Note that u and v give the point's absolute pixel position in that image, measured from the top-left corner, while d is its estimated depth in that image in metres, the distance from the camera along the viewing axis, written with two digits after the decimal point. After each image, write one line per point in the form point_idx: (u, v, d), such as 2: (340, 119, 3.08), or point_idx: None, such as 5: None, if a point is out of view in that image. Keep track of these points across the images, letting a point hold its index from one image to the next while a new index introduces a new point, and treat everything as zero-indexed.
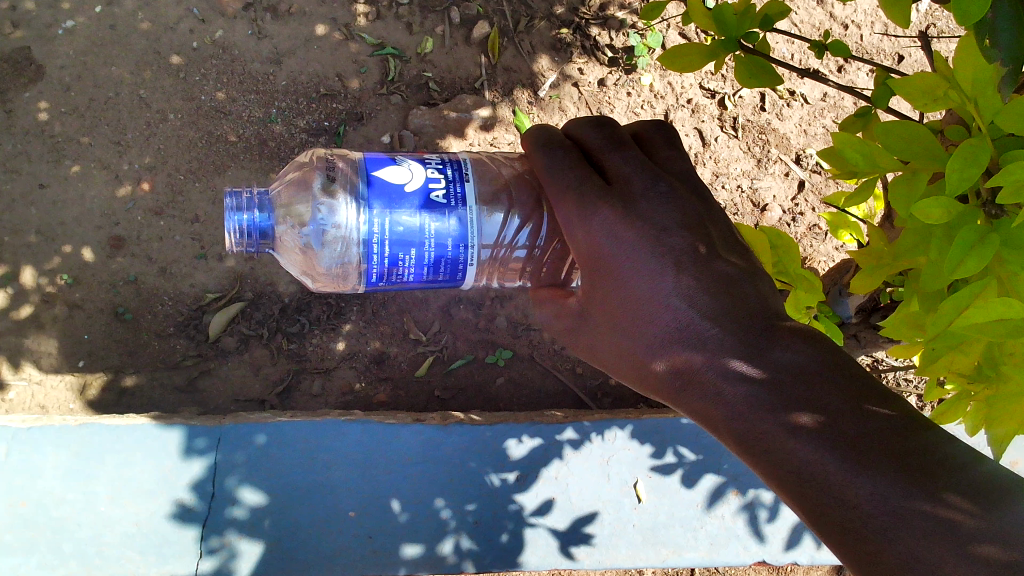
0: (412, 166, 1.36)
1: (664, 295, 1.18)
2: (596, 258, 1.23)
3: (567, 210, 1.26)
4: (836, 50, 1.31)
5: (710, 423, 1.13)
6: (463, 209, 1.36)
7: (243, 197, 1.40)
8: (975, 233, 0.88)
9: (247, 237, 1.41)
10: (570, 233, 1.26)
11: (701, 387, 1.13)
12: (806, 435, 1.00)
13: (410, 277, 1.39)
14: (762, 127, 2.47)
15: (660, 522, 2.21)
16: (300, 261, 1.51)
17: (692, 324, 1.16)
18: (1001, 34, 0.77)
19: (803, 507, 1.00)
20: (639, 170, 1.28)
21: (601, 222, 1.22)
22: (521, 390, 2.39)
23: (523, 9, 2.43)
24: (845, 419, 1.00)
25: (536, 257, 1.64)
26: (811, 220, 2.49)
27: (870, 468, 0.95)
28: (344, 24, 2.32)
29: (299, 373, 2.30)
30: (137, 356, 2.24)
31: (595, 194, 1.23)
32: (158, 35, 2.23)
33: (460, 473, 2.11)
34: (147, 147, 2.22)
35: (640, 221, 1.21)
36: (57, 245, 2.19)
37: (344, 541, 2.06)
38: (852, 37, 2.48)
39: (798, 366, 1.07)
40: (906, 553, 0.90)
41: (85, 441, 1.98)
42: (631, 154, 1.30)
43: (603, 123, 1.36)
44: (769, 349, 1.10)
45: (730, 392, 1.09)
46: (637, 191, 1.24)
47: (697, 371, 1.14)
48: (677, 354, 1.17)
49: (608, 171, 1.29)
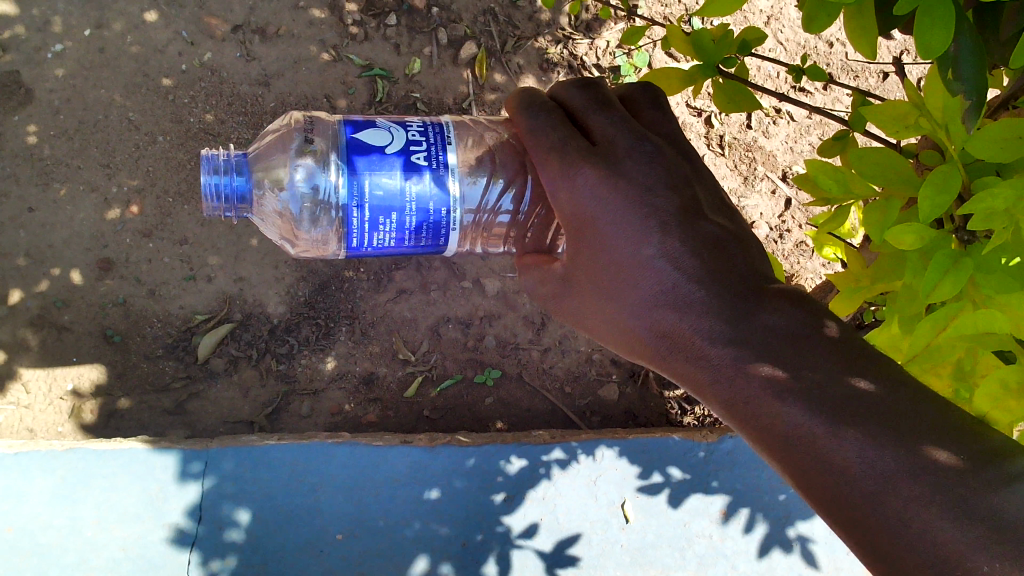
0: (392, 129, 1.37)
1: (649, 256, 1.19)
2: (579, 220, 1.24)
3: (550, 174, 1.26)
4: (813, 74, 1.32)
5: (695, 387, 1.14)
6: (445, 171, 1.37)
7: (220, 160, 1.42)
8: (947, 258, 0.89)
9: (224, 200, 1.42)
10: (555, 196, 1.26)
11: (687, 351, 1.14)
12: (792, 397, 1.00)
13: (392, 242, 1.40)
14: (749, 145, 2.47)
15: (647, 542, 2.23)
16: (279, 225, 1.54)
17: (676, 286, 1.17)
18: (963, 67, 0.82)
19: (790, 471, 1.00)
20: (625, 131, 1.27)
21: (585, 182, 1.22)
22: (510, 409, 2.40)
23: (510, 29, 2.46)
24: (831, 377, 1.00)
25: (519, 222, 1.65)
26: (798, 237, 2.52)
27: (856, 428, 0.95)
28: (333, 45, 2.33)
29: (288, 395, 2.30)
30: (126, 379, 2.24)
31: (578, 155, 1.24)
32: (147, 57, 2.22)
33: (448, 494, 2.11)
34: (136, 169, 2.22)
35: (627, 183, 1.22)
36: (46, 268, 2.18)
37: (332, 562, 2.07)
38: (837, 54, 2.50)
39: (786, 330, 1.08)
40: (893, 518, 0.89)
41: (72, 465, 1.96)
42: (616, 115, 1.30)
43: (589, 84, 1.36)
44: (758, 311, 1.11)
45: (716, 355, 1.10)
46: (621, 151, 1.25)
47: (682, 334, 1.15)
48: (662, 317, 1.18)
49: (594, 131, 1.29)
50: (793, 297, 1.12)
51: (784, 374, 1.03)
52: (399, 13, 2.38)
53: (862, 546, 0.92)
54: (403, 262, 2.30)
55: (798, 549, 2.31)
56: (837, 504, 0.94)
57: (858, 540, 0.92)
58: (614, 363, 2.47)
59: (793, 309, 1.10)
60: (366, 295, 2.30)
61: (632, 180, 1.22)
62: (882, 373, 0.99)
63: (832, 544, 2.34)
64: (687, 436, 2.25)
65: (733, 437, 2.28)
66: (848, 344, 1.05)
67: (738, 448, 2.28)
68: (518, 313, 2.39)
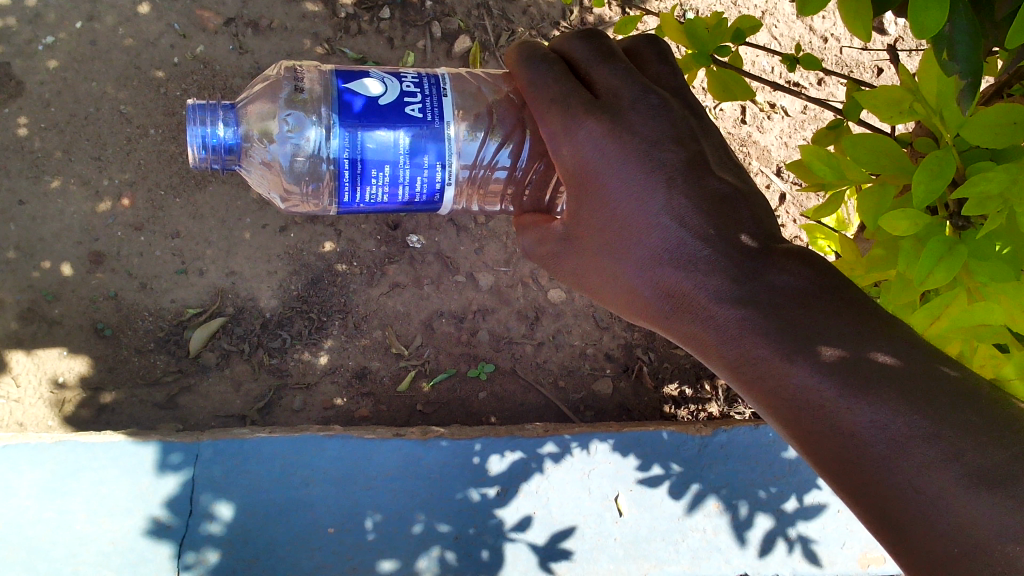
0: (386, 80, 1.37)
1: (653, 214, 1.21)
2: (582, 173, 1.26)
3: (551, 125, 1.27)
4: (809, 63, 1.30)
5: (699, 347, 1.18)
6: (441, 124, 1.36)
7: (207, 111, 1.40)
8: (942, 243, 0.88)
9: (211, 151, 1.42)
10: (556, 149, 1.28)
11: (692, 310, 1.17)
12: (803, 360, 1.03)
13: (386, 197, 1.41)
14: (744, 140, 2.45)
15: (641, 536, 2.21)
16: (268, 177, 1.55)
17: (681, 244, 1.19)
18: (958, 47, 0.80)
19: (796, 433, 1.05)
20: (629, 82, 1.28)
21: (586, 136, 1.24)
22: (503, 404, 2.39)
23: (505, 23, 2.46)
24: (842, 339, 1.03)
25: (517, 178, 1.67)
26: (794, 231, 2.51)
27: (868, 394, 0.98)
28: (326, 39, 2.33)
29: (281, 388, 2.29)
30: (117, 373, 2.22)
31: (581, 108, 1.24)
32: (139, 50, 2.21)
33: (442, 488, 2.10)
34: (127, 162, 2.20)
35: (629, 136, 1.23)
36: (35, 261, 2.17)
37: (323, 558, 2.05)
38: (831, 50, 2.50)
39: (795, 288, 1.11)
40: (905, 482, 0.94)
41: (62, 458, 1.95)
42: (619, 65, 1.31)
43: (592, 35, 1.36)
44: (764, 272, 1.13)
45: (722, 316, 1.13)
46: (626, 103, 1.26)
47: (687, 295, 1.18)
48: (667, 277, 1.20)
49: (596, 82, 1.30)
50: (801, 256, 1.15)
51: (794, 335, 1.06)
52: (393, 7, 2.38)
53: (867, 509, 0.97)
54: (397, 256, 2.31)
55: (783, 545, 2.29)
56: (844, 468, 0.99)
57: (866, 507, 0.97)
58: (607, 358, 2.47)
59: (802, 268, 1.12)
60: (359, 289, 2.30)
61: (636, 133, 1.24)
62: (889, 334, 1.03)
63: (825, 540, 2.32)
64: (681, 428, 2.26)
65: (726, 432, 2.28)
66: (857, 305, 1.07)
67: (730, 442, 2.28)
68: (512, 308, 2.38)
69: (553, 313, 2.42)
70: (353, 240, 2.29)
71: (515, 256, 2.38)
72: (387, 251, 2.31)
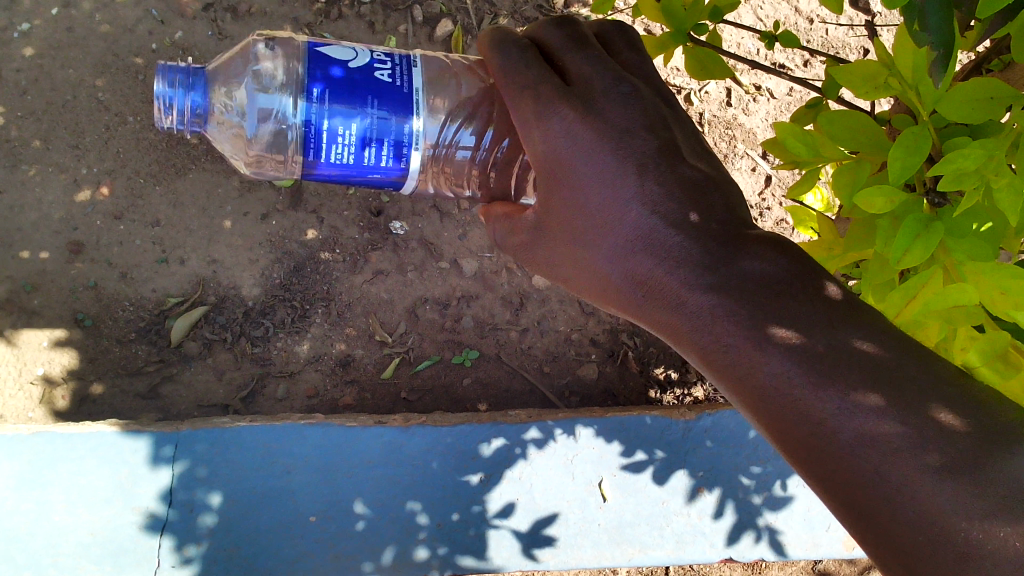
0: (357, 47, 1.36)
1: (626, 200, 1.20)
2: (554, 163, 1.24)
3: (523, 114, 1.25)
4: (787, 39, 1.28)
5: (671, 335, 1.16)
6: (409, 90, 1.35)
7: (177, 71, 1.38)
8: (917, 221, 0.87)
9: (176, 111, 1.39)
10: (528, 138, 1.25)
11: (664, 298, 1.16)
12: (773, 347, 1.02)
13: (351, 159, 1.37)
14: (728, 123, 2.43)
15: (625, 521, 2.18)
16: (234, 144, 1.53)
17: (654, 232, 1.18)
18: (930, 19, 0.77)
19: (765, 422, 1.03)
20: (602, 71, 1.26)
21: (559, 125, 1.22)
22: (488, 390, 2.36)
23: (487, 7, 2.43)
24: (812, 327, 1.02)
25: (481, 159, 1.66)
26: (778, 214, 2.47)
27: (836, 380, 0.97)
28: (307, 24, 2.31)
29: (264, 377, 2.27)
30: (99, 364, 2.20)
31: (553, 95, 1.22)
32: (117, 36, 2.20)
33: (425, 475, 2.08)
34: (105, 151, 2.19)
35: (601, 125, 1.22)
36: (14, 251, 2.15)
37: (305, 545, 2.02)
38: (817, 31, 2.49)
39: (766, 275, 1.08)
40: (871, 470, 0.92)
41: (39, 449, 1.93)
42: (593, 54, 1.28)
43: (566, 23, 1.34)
44: (736, 258, 1.11)
45: (694, 302, 1.11)
46: (598, 91, 1.24)
47: (659, 282, 1.17)
48: (639, 264, 1.19)
49: (569, 71, 1.27)
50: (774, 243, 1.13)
51: (764, 321, 1.04)
52: None
53: (835, 500, 0.96)
54: (380, 243, 2.29)
55: (772, 529, 2.28)
56: (811, 456, 0.97)
57: (835, 496, 0.95)
58: (593, 342, 2.44)
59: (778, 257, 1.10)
60: (342, 276, 2.28)
61: (608, 122, 1.22)
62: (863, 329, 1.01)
63: (810, 525, 2.30)
64: (664, 411, 2.24)
65: (710, 415, 2.25)
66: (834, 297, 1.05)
67: (715, 426, 2.25)
68: (496, 294, 2.36)
69: (539, 298, 2.40)
70: (335, 227, 2.27)
71: None
72: (370, 237, 2.29)
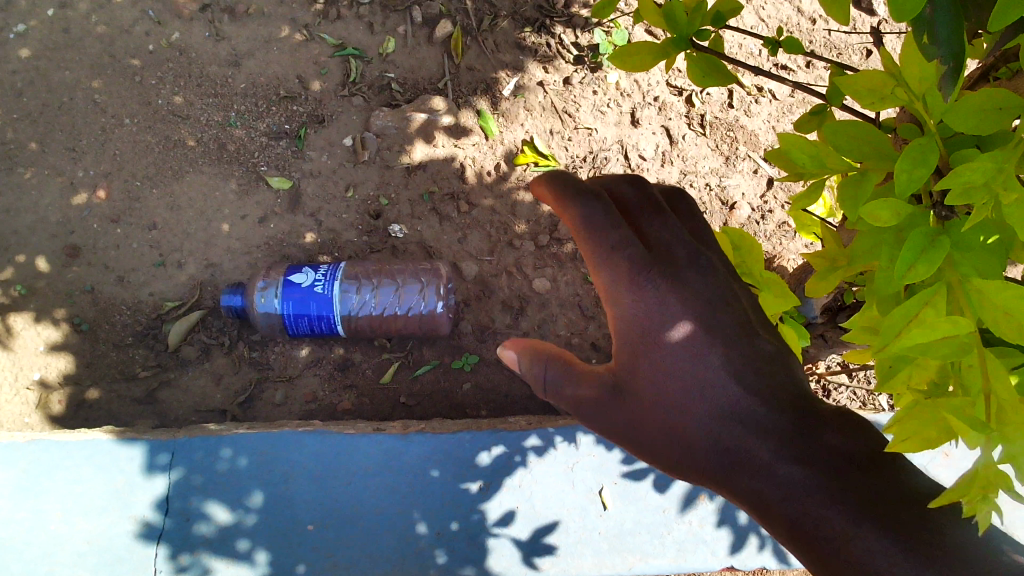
0: None
1: (711, 369, 1.22)
2: (641, 325, 1.26)
3: (613, 266, 1.27)
4: (791, 46, 1.26)
5: (760, 511, 1.11)
6: None
7: None
8: (925, 235, 0.83)
9: None
10: (615, 286, 1.28)
11: (753, 471, 1.12)
12: (868, 535, 0.94)
13: None
14: (730, 124, 2.39)
15: (626, 529, 2.04)
16: None
17: (736, 400, 1.19)
18: (939, 29, 0.75)
19: None
20: (679, 240, 1.33)
21: (651, 284, 1.26)
22: (487, 395, 2.28)
23: (486, 7, 2.37)
24: (906, 513, 0.93)
25: None
26: (780, 217, 2.38)
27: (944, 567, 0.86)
28: (305, 24, 2.31)
29: (262, 383, 2.24)
30: (95, 368, 2.20)
31: (642, 257, 1.27)
32: (113, 38, 2.24)
33: (422, 482, 2.01)
34: (102, 153, 2.23)
35: (688, 288, 1.27)
36: (11, 255, 2.19)
37: (304, 555, 1.98)
38: (820, 31, 2.46)
39: (851, 453, 1.05)
40: None
41: (33, 457, 1.96)
42: (670, 224, 1.34)
43: (638, 181, 1.38)
44: (817, 434, 1.10)
45: (783, 475, 1.08)
46: (681, 258, 1.31)
47: (748, 455, 1.14)
48: (725, 432, 1.18)
49: (646, 235, 1.32)
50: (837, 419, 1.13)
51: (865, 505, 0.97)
52: None
53: None
54: (379, 246, 2.27)
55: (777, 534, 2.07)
56: None
57: None
58: (593, 348, 2.30)
59: None
60: None
61: (692, 288, 1.28)
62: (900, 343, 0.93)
63: None
64: None
65: None
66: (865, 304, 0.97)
67: None
68: (495, 298, 2.30)
69: (539, 303, 2.31)
70: (333, 230, 2.26)
71: (499, 244, 2.31)
72: (368, 241, 2.28)
